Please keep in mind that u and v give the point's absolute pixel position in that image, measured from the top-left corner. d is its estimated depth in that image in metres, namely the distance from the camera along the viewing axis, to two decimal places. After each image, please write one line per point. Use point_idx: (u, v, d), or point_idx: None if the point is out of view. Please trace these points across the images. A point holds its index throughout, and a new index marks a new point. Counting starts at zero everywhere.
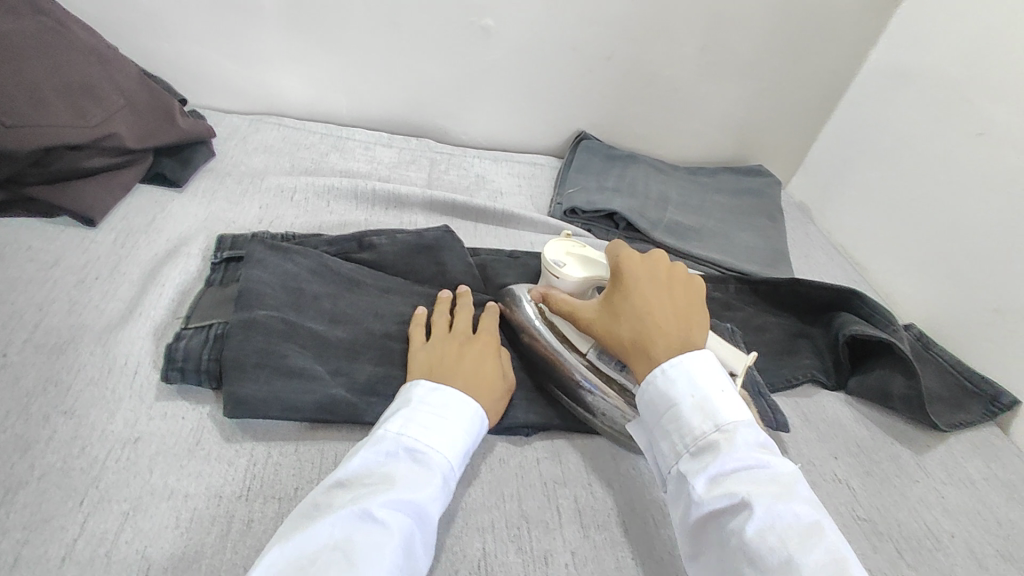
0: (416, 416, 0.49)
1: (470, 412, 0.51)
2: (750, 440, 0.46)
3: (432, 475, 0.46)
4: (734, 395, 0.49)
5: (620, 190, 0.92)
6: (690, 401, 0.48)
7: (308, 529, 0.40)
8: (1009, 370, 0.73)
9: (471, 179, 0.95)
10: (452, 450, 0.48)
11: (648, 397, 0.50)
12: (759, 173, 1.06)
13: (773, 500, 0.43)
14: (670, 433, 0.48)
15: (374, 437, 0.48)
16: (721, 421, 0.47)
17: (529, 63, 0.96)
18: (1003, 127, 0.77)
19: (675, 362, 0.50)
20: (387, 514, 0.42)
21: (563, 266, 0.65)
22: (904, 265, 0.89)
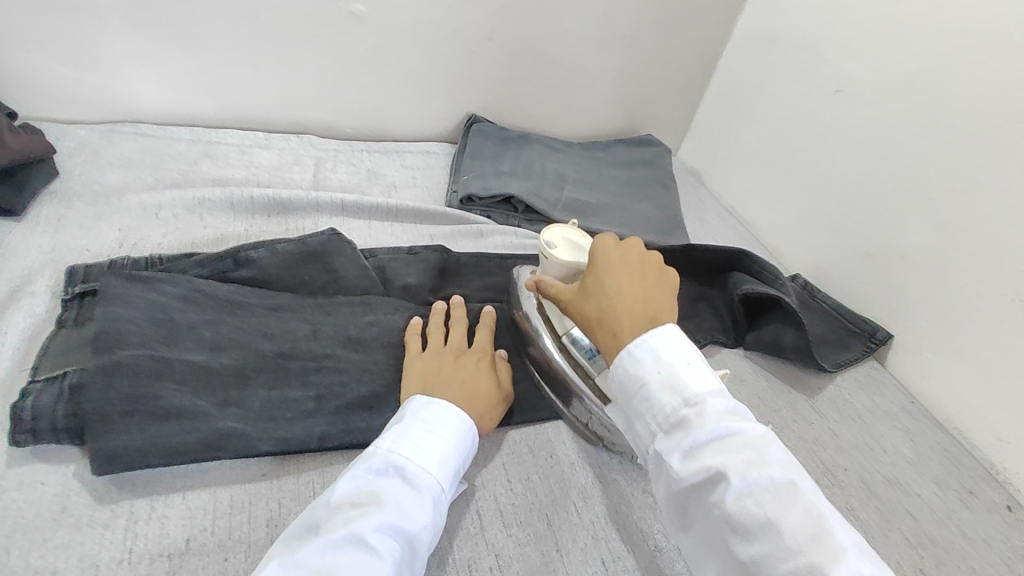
0: (409, 432, 0.48)
1: (464, 427, 0.51)
2: (719, 409, 0.43)
3: (422, 498, 0.45)
4: (700, 364, 0.45)
5: (516, 172, 0.91)
6: (657, 378, 0.45)
7: (298, 554, 0.40)
8: (882, 308, 0.79)
9: (362, 174, 0.91)
10: (442, 469, 0.47)
11: (617, 381, 0.47)
12: (650, 143, 1.09)
13: (747, 470, 0.40)
14: (639, 412, 0.45)
15: (365, 455, 0.47)
16: (691, 395, 0.44)
17: (407, 47, 0.92)
18: (857, 82, 0.82)
19: (644, 340, 0.46)
20: (378, 539, 0.41)
21: (554, 248, 0.62)
22: (786, 220, 0.95)
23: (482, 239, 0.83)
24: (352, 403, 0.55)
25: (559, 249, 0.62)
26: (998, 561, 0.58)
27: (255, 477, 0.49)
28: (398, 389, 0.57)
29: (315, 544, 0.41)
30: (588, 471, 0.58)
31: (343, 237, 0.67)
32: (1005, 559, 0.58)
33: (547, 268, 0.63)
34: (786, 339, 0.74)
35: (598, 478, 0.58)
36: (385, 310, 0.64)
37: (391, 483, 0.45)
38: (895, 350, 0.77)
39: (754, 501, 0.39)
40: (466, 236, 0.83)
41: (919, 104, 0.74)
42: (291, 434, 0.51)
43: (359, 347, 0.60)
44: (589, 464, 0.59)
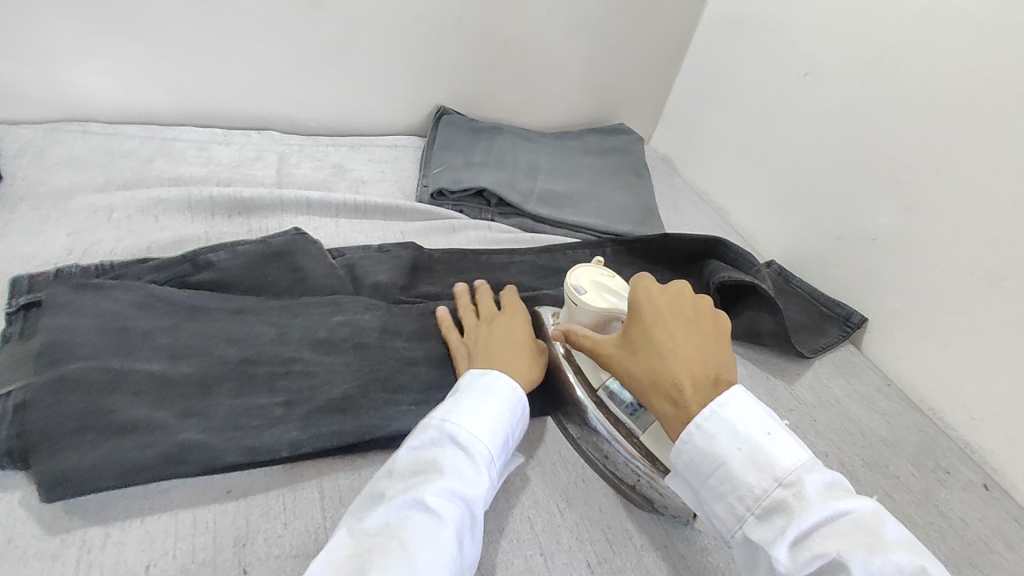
0: (461, 402, 0.49)
1: (515, 394, 0.51)
2: (816, 486, 0.42)
3: (479, 464, 0.45)
4: (784, 435, 0.45)
5: (487, 164, 0.89)
6: (741, 458, 0.44)
7: (365, 518, 0.41)
8: (856, 291, 0.80)
9: (328, 170, 0.88)
10: (495, 435, 0.48)
11: (695, 464, 0.46)
12: (622, 132, 1.08)
13: (864, 555, 0.39)
14: (725, 494, 0.44)
15: (421, 424, 0.48)
16: (782, 472, 0.43)
17: (370, 37, 0.89)
18: (824, 65, 0.82)
19: (716, 412, 0.46)
20: (440, 503, 0.42)
21: (584, 294, 0.59)
22: (759, 206, 0.95)
23: (454, 234, 0.81)
24: (324, 409, 0.52)
25: (589, 295, 0.59)
26: (975, 539, 0.59)
27: (219, 494, 0.47)
28: (372, 392, 0.55)
29: (382, 508, 0.42)
30: (570, 470, 0.57)
31: (307, 237, 0.65)
32: (982, 537, 0.59)
33: (575, 313, 0.60)
34: (763, 326, 0.74)
35: (581, 477, 0.56)
36: (355, 311, 0.61)
37: (448, 450, 0.46)
38: (870, 333, 0.78)
39: None
40: (438, 232, 0.80)
41: (887, 86, 0.74)
42: (259, 443, 0.49)
43: (329, 349, 0.57)
44: (572, 463, 0.58)
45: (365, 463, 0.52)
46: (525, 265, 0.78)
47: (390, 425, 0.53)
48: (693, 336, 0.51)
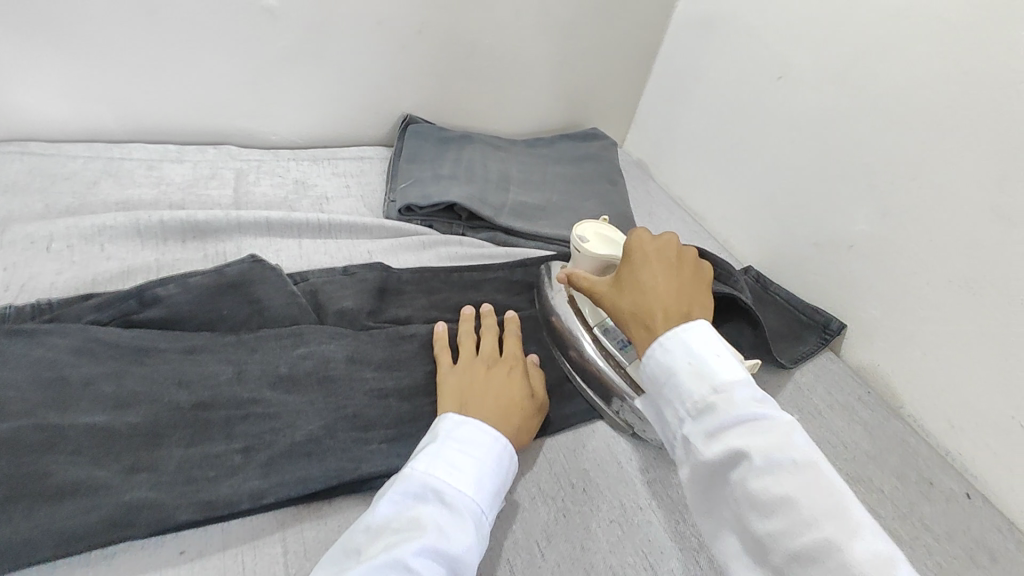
0: (443, 453, 0.47)
1: (500, 445, 0.49)
2: (749, 397, 0.43)
3: (462, 521, 0.44)
4: (731, 356, 0.45)
5: (457, 176, 0.86)
6: (687, 367, 0.45)
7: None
8: (834, 298, 0.79)
9: (289, 186, 0.84)
10: (479, 490, 0.46)
11: (649, 371, 0.47)
12: (595, 137, 1.05)
13: (771, 454, 0.40)
14: (668, 398, 0.46)
15: (399, 478, 0.46)
16: (720, 383, 0.44)
17: (329, 44, 0.85)
18: (797, 68, 0.81)
19: (676, 332, 0.47)
20: (422, 565, 0.40)
21: (587, 241, 0.66)
22: (734, 211, 0.93)
23: (424, 251, 0.78)
24: (287, 454, 0.48)
25: (592, 243, 0.66)
26: (960, 553, 0.58)
27: (172, 557, 0.43)
28: (339, 431, 0.51)
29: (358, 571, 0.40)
30: (551, 504, 0.54)
31: (263, 267, 0.60)
32: (966, 550, 0.58)
33: (579, 261, 0.67)
34: (743, 338, 0.73)
35: (562, 510, 0.54)
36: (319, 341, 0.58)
37: (429, 507, 0.44)
38: (849, 340, 0.77)
39: (774, 485, 0.39)
40: (407, 250, 0.77)
41: (860, 90, 0.73)
42: (215, 497, 0.45)
43: (292, 386, 0.53)
44: (553, 497, 0.55)
45: (333, 511, 0.48)
46: (499, 282, 0.75)
47: (359, 466, 0.49)
48: (676, 279, 0.54)
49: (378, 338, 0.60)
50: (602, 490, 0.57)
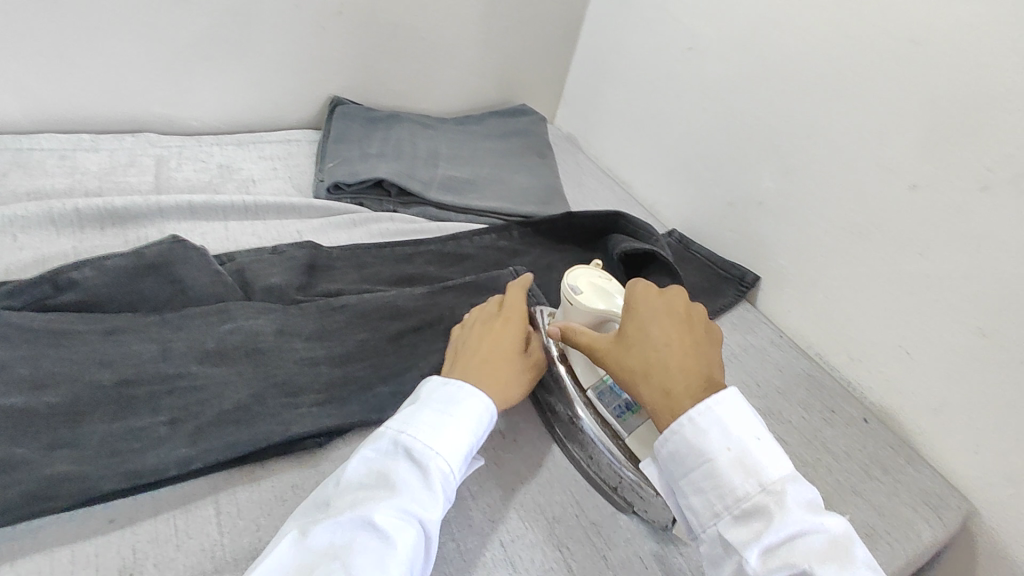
0: (420, 414, 0.47)
1: (479, 407, 0.49)
2: (797, 499, 0.42)
3: (433, 483, 0.44)
4: (771, 442, 0.45)
5: (385, 154, 0.87)
6: (728, 457, 0.44)
7: (309, 534, 0.41)
8: (749, 253, 0.84)
9: (213, 171, 0.83)
10: (454, 452, 0.46)
11: (678, 451, 0.46)
12: (524, 113, 1.08)
13: (833, 570, 0.39)
14: (705, 488, 0.44)
15: (375, 438, 0.46)
16: (768, 480, 0.43)
17: (245, 27, 0.84)
18: (705, 38, 0.85)
19: (710, 413, 0.45)
20: (389, 523, 0.41)
21: (581, 293, 0.58)
22: (657, 178, 0.98)
23: (355, 229, 0.79)
24: (215, 423, 0.49)
25: (586, 295, 0.58)
26: (857, 469, 0.64)
27: (101, 526, 0.44)
28: (268, 398, 0.52)
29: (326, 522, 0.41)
30: (482, 455, 0.57)
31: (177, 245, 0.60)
32: (862, 466, 0.64)
33: (571, 315, 0.59)
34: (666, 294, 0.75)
35: (492, 459, 0.57)
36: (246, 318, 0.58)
37: (400, 466, 0.45)
38: (763, 291, 0.82)
39: None
40: (337, 228, 0.78)
41: (760, 56, 0.78)
42: (141, 466, 0.45)
43: (220, 360, 0.54)
44: (483, 448, 0.57)
45: (267, 473, 0.50)
46: (431, 254, 0.77)
47: (289, 428, 0.50)
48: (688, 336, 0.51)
49: (310, 311, 0.61)
50: (533, 441, 0.60)
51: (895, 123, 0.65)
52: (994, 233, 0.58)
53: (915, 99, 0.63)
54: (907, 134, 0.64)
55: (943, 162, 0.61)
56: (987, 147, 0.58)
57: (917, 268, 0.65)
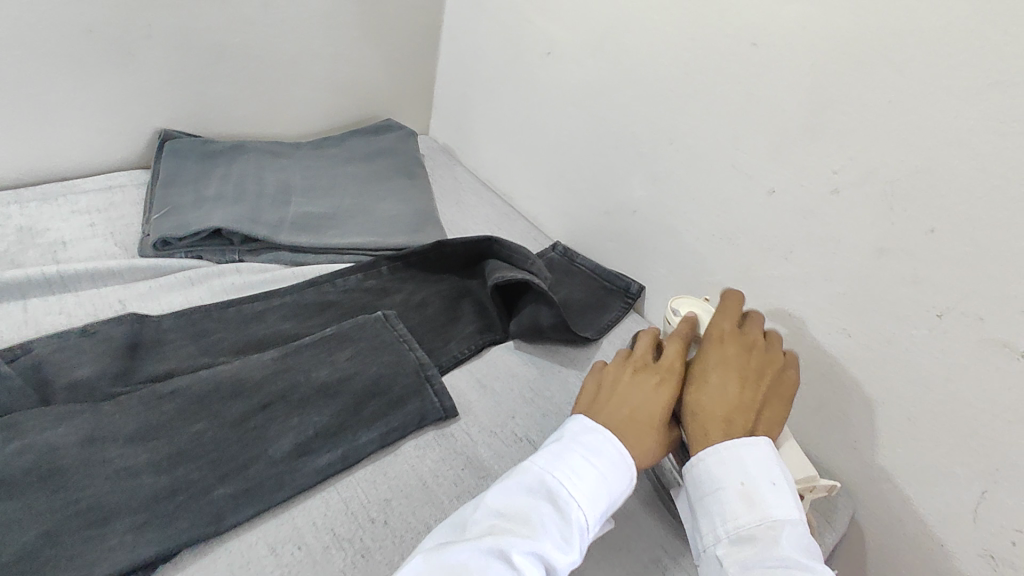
0: (571, 456, 0.48)
1: (623, 461, 0.49)
2: (795, 542, 0.44)
3: (573, 535, 0.44)
4: (786, 488, 0.47)
5: (225, 196, 0.77)
6: (738, 488, 0.47)
7: (447, 552, 0.41)
8: (633, 262, 0.81)
9: (9, 236, 0.69)
10: (594, 509, 0.46)
11: (696, 477, 0.49)
12: (390, 129, 1.00)
13: None
14: (711, 513, 0.47)
15: (524, 471, 0.47)
16: (771, 517, 0.45)
17: (28, 61, 0.71)
18: (562, 43, 0.81)
19: (734, 446, 0.48)
20: (526, 564, 0.41)
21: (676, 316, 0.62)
22: (536, 188, 0.93)
23: (194, 288, 0.69)
24: None
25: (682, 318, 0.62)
26: None
27: None
28: (66, 535, 0.43)
29: (461, 547, 0.41)
30: (347, 550, 0.49)
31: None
32: None
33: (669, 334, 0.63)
34: (544, 320, 0.70)
35: (359, 553, 0.48)
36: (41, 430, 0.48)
37: (542, 507, 0.44)
38: (649, 299, 0.81)
39: None
40: (170, 290, 0.68)
41: (615, 60, 0.75)
42: None
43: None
44: (348, 540, 0.49)
45: None
46: (286, 308, 0.68)
47: (90, 572, 0.42)
48: (746, 387, 0.52)
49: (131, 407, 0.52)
50: (406, 516, 0.52)
51: (750, 127, 0.63)
52: (847, 235, 0.59)
53: (763, 102, 0.62)
54: (759, 138, 0.63)
55: (794, 165, 0.61)
56: (832, 149, 0.58)
57: (784, 271, 0.65)
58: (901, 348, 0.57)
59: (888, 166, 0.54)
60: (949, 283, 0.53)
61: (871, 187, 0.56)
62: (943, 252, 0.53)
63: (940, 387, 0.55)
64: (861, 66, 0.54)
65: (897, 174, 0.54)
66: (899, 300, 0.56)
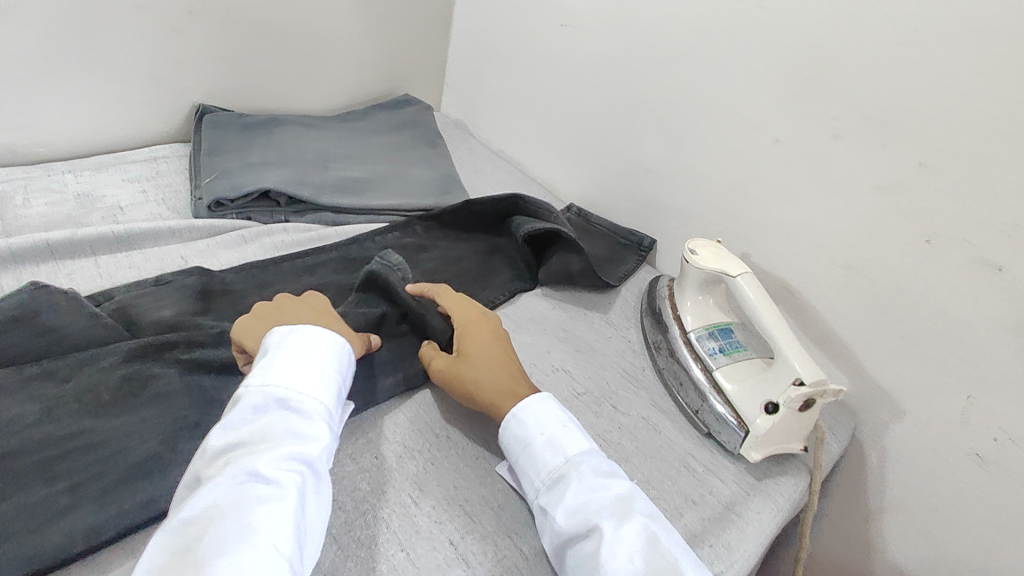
0: (279, 365, 0.50)
1: (333, 350, 0.53)
2: (594, 467, 0.51)
3: (310, 424, 0.48)
4: (578, 429, 0.54)
5: (268, 162, 0.82)
6: (543, 440, 0.53)
7: (183, 510, 0.41)
8: (647, 218, 0.87)
9: (70, 201, 0.74)
10: (326, 394, 0.50)
11: (509, 442, 0.54)
12: (410, 103, 1.05)
13: (617, 518, 0.47)
14: (527, 469, 0.53)
15: (241, 400, 0.48)
16: (571, 455, 0.52)
17: (80, 37, 0.75)
18: (577, 15, 0.87)
19: (534, 401, 0.55)
20: (275, 470, 0.44)
21: (696, 253, 0.67)
22: (551, 155, 0.99)
23: (248, 245, 0.74)
24: (119, 480, 0.47)
25: (703, 254, 0.67)
26: None
27: None
28: (177, 443, 0.50)
29: (200, 494, 0.41)
30: (418, 458, 0.56)
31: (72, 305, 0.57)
32: None
33: (688, 272, 0.68)
34: (571, 268, 0.77)
35: (430, 460, 0.56)
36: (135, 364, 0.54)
37: (273, 417, 0.47)
38: (661, 252, 0.87)
39: (625, 545, 0.46)
40: (227, 247, 0.73)
41: (629, 29, 0.81)
42: (40, 544, 0.43)
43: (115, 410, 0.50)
44: (419, 450, 0.57)
45: None
46: (334, 261, 0.73)
47: None
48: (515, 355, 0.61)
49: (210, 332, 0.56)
50: (464, 432, 0.59)
51: (757, 84, 0.70)
52: (848, 176, 0.66)
53: (771, 59, 0.68)
54: (766, 94, 0.70)
55: (800, 116, 0.68)
56: (832, 99, 0.65)
57: (789, 215, 0.72)
58: (896, 276, 0.65)
59: (882, 110, 0.62)
60: (938, 211, 0.60)
61: (869, 131, 0.63)
62: (932, 185, 0.60)
63: (932, 306, 0.63)
64: (856, 24, 0.61)
65: (891, 117, 0.61)
66: (892, 232, 0.64)
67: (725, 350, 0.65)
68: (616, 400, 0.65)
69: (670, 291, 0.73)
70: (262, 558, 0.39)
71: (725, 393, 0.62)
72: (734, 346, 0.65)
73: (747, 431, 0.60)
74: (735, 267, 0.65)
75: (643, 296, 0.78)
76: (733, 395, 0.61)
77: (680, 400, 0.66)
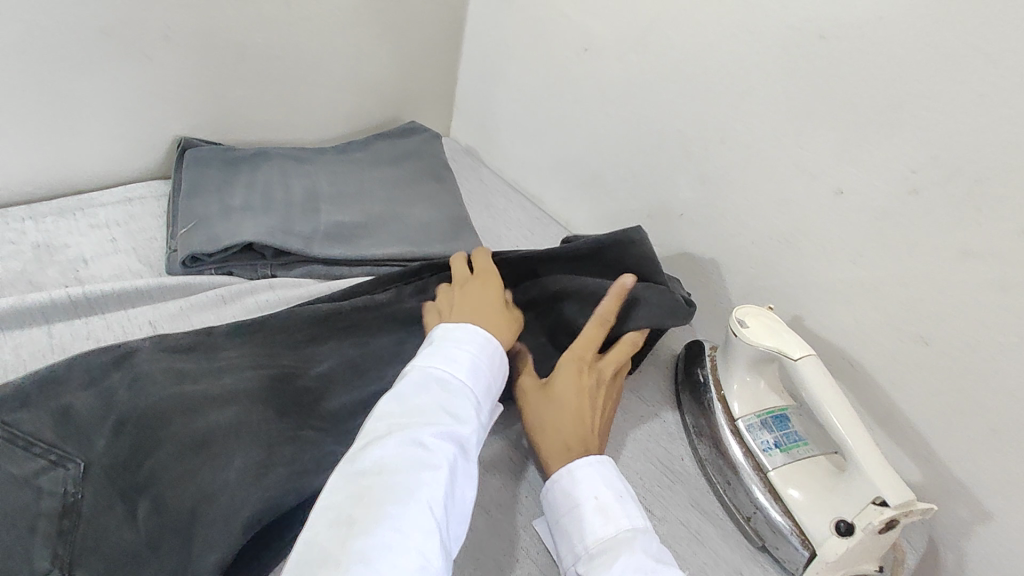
0: (441, 347, 0.50)
1: (488, 339, 0.52)
2: (644, 546, 0.45)
3: (465, 404, 0.47)
4: (632, 500, 0.49)
5: (251, 206, 0.73)
6: (591, 505, 0.48)
7: (357, 460, 0.41)
8: (680, 268, 0.77)
9: (27, 254, 0.66)
10: (474, 377, 0.49)
11: (553, 498, 0.50)
12: (415, 130, 0.95)
13: None
14: (570, 534, 0.47)
15: (408, 373, 0.48)
16: (621, 527, 0.46)
17: (39, 68, 0.66)
18: (602, 39, 0.77)
19: (586, 463, 0.50)
20: (436, 442, 0.43)
21: (745, 325, 0.57)
22: (570, 190, 0.90)
23: (227, 306, 0.65)
24: None
25: (753, 327, 0.57)
26: None
27: None
28: None
29: (370, 450, 0.42)
30: None
31: None
32: None
33: (737, 346, 0.58)
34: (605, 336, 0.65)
35: None
36: (71, 478, 0.45)
37: (432, 390, 0.46)
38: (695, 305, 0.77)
39: None
40: (203, 308, 0.64)
41: (663, 56, 0.71)
42: None
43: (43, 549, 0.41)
44: None
45: None
46: None
47: None
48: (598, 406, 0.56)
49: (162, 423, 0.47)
50: (473, 552, 0.50)
51: (814, 124, 0.60)
52: (926, 238, 0.56)
53: (835, 98, 0.58)
54: (826, 139, 0.60)
55: (867, 167, 0.58)
56: (910, 148, 0.55)
57: (851, 276, 0.61)
58: (984, 359, 0.55)
59: (976, 164, 0.51)
60: None
61: (956, 187, 0.53)
62: None
63: None
64: (946, 61, 0.51)
65: (987, 173, 0.51)
66: (981, 306, 0.54)
67: (782, 446, 0.55)
68: (652, 502, 0.56)
69: (711, 362, 0.63)
70: (425, 520, 0.39)
71: (787, 502, 0.52)
72: (791, 440, 0.56)
73: (812, 553, 0.50)
74: (794, 347, 0.54)
75: (678, 363, 0.68)
76: (795, 509, 0.52)
77: (726, 502, 0.56)
